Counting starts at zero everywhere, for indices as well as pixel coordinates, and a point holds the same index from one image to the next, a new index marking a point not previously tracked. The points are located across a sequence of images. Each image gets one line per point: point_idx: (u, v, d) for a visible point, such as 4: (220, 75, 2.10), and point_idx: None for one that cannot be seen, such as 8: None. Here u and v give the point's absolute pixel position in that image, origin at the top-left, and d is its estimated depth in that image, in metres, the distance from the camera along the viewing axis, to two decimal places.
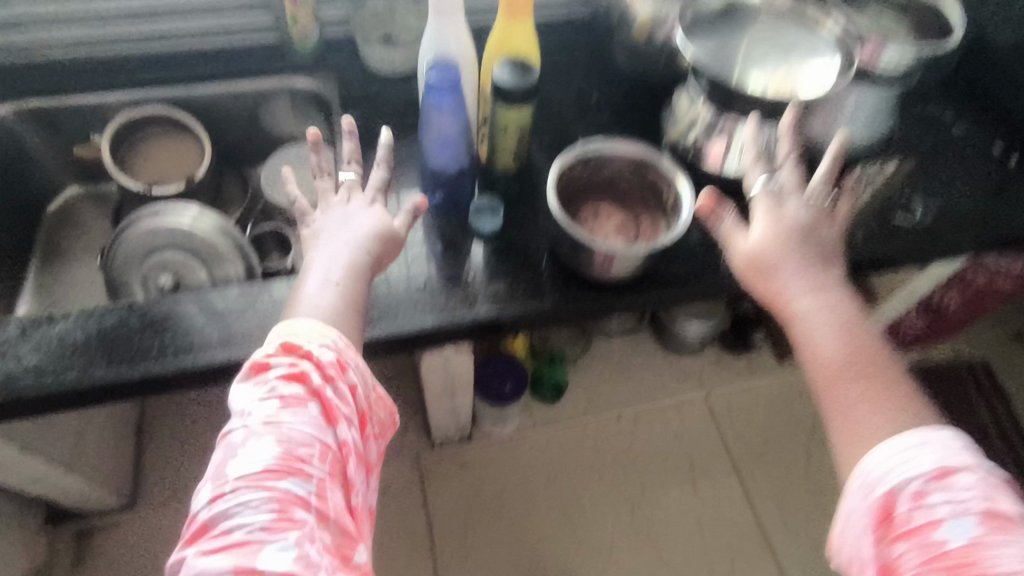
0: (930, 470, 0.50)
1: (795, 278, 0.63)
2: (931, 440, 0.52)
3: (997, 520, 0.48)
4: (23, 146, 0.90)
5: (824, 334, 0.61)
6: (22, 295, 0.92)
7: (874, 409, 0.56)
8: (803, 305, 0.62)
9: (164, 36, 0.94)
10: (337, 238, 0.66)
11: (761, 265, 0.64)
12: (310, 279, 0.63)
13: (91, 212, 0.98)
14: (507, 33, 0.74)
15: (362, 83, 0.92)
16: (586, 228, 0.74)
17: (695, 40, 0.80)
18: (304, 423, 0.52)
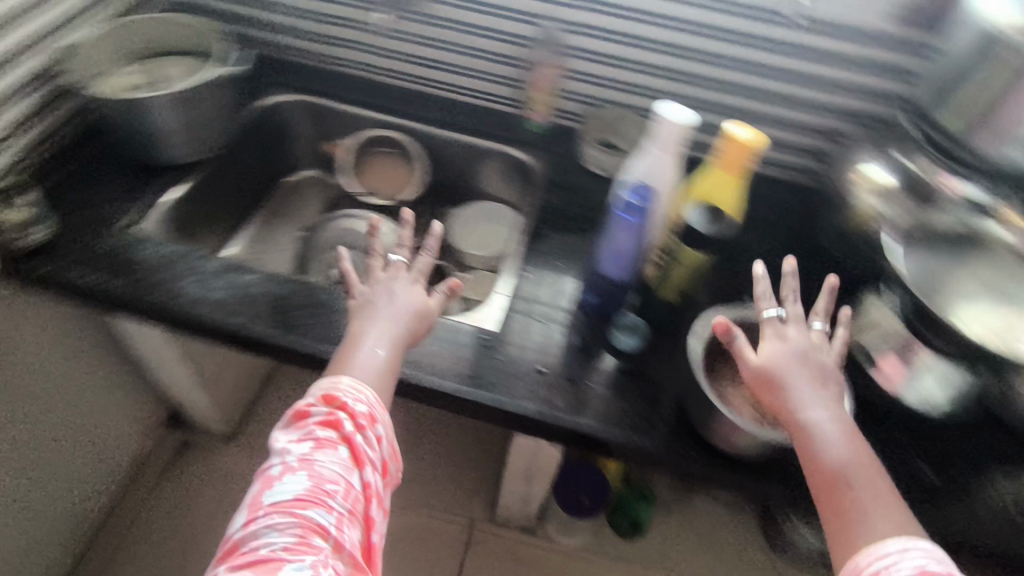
0: (909, 572, 0.48)
1: (804, 394, 0.59)
2: (910, 542, 0.50)
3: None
4: (292, 128, 1.09)
5: (828, 448, 0.57)
6: (237, 237, 1.08)
7: (871, 523, 0.52)
8: (816, 420, 0.58)
9: (423, 80, 1.06)
10: (380, 308, 0.70)
11: (766, 377, 0.61)
12: (357, 341, 0.67)
13: (314, 195, 1.15)
14: (715, 186, 0.74)
15: (569, 173, 0.98)
16: (721, 389, 0.71)
17: (911, 253, 0.75)
18: (334, 463, 0.55)
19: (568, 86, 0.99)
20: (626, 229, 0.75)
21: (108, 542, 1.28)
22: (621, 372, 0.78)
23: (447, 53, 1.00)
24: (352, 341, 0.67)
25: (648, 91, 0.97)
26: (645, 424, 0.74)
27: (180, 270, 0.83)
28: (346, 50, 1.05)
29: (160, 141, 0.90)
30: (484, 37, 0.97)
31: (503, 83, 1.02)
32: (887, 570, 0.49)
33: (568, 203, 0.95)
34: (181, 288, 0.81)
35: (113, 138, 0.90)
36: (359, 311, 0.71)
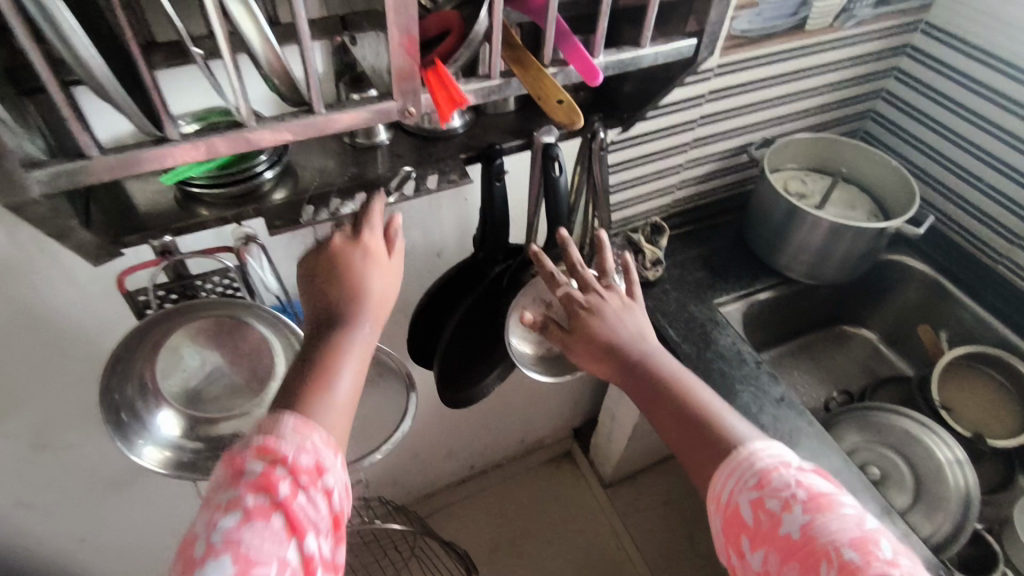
0: (751, 479, 0.47)
1: (598, 330, 0.57)
2: (753, 445, 0.49)
3: (822, 506, 0.44)
4: (897, 288, 0.99)
5: (653, 398, 0.55)
6: (770, 350, 1.04)
7: (706, 440, 0.51)
8: (620, 339, 0.57)
9: None
10: (334, 302, 0.48)
11: (590, 343, 0.57)
12: (331, 357, 0.46)
13: (861, 358, 1.05)
14: None
15: None
16: None
17: None
18: (268, 538, 0.38)
19: None
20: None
21: (478, 489, 1.44)
22: None
23: None
24: (327, 359, 0.46)
25: None
26: None
27: (742, 369, 0.79)
28: None
29: (790, 251, 0.90)
30: None
31: None
32: (736, 481, 0.48)
33: None
34: (737, 391, 0.77)
35: (752, 222, 0.94)
36: (324, 318, 0.48)
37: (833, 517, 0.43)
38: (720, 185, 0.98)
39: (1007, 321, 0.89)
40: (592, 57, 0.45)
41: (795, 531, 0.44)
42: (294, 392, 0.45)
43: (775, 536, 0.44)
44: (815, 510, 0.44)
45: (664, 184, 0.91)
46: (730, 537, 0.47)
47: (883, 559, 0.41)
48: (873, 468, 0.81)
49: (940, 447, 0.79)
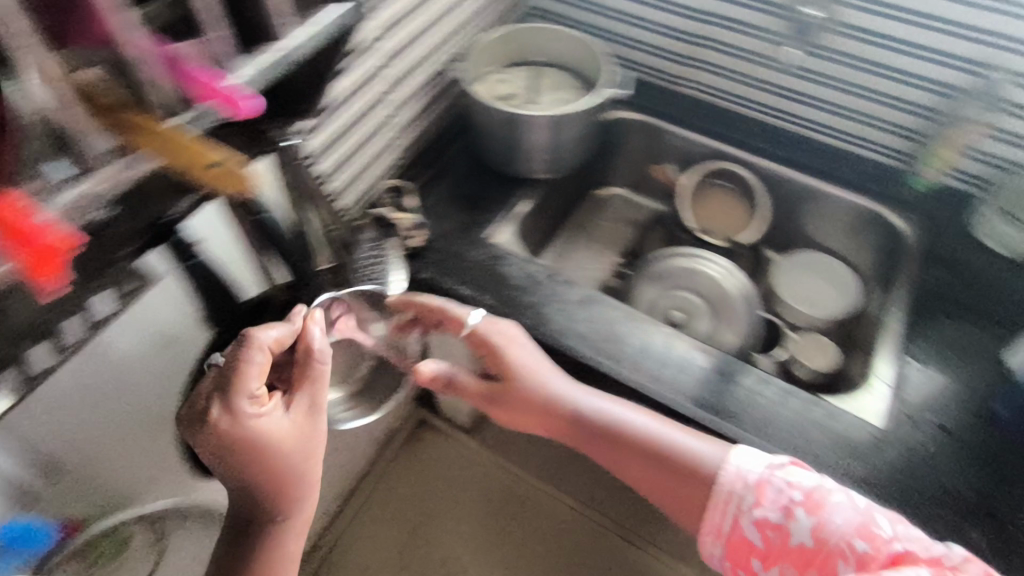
0: (750, 499, 0.58)
1: (546, 399, 0.68)
2: (730, 462, 0.61)
3: (817, 503, 0.55)
4: (622, 142, 1.06)
5: (608, 438, 0.67)
6: (549, 247, 1.06)
7: (678, 471, 0.64)
8: (554, 396, 0.68)
9: (789, 118, 0.97)
10: (270, 485, 0.57)
11: (530, 402, 0.69)
12: (276, 541, 0.59)
13: (621, 213, 1.12)
14: None
15: (955, 245, 0.87)
16: None
17: None
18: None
19: (981, 145, 0.85)
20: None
21: (357, 506, 1.36)
22: None
23: (840, 94, 0.90)
24: (276, 543, 0.59)
25: None
26: None
27: (542, 290, 0.79)
28: (712, 74, 0.98)
29: (528, 155, 0.89)
30: (903, 83, 0.85)
31: (897, 133, 0.90)
32: (734, 506, 0.60)
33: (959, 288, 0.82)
34: (547, 313, 0.77)
35: (481, 142, 0.90)
36: (247, 518, 0.59)
37: (831, 511, 0.55)
38: (435, 115, 0.92)
39: (712, 134, 1.00)
40: (228, 79, 0.36)
41: (806, 539, 0.55)
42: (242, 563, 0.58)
43: (790, 547, 0.56)
44: (816, 510, 0.55)
45: (383, 141, 0.82)
46: (744, 557, 0.59)
47: (886, 539, 0.53)
48: (676, 311, 0.89)
49: (717, 270, 0.88)
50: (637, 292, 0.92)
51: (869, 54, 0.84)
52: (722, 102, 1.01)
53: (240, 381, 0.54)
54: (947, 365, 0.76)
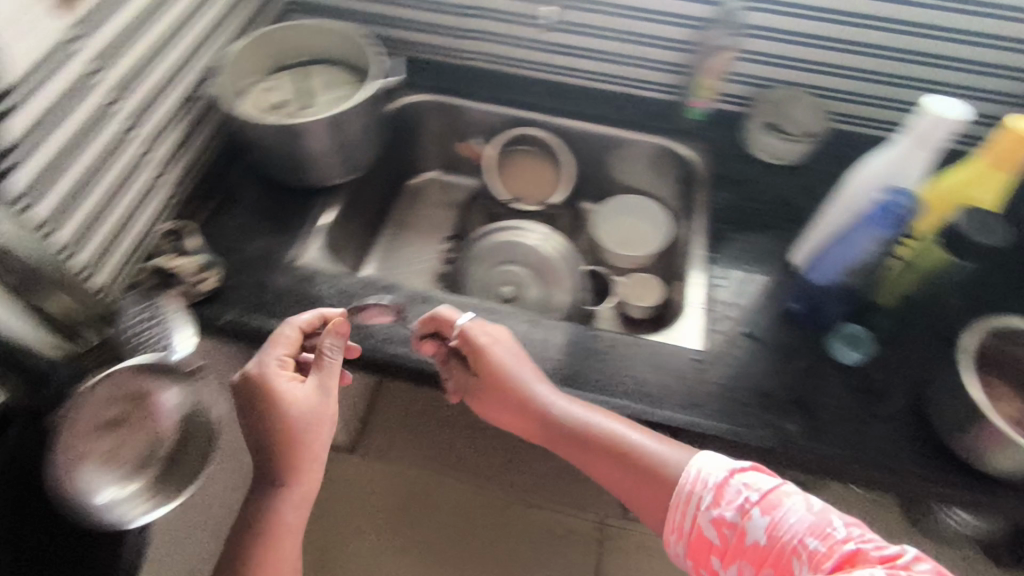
0: (709, 498, 0.59)
1: (526, 396, 0.68)
2: (690, 465, 0.61)
3: (772, 504, 0.56)
4: (419, 127, 1.03)
5: (577, 441, 0.66)
6: (375, 248, 1.04)
7: (654, 479, 0.63)
8: (524, 392, 0.68)
9: (572, 73, 0.99)
10: (286, 445, 0.63)
11: (493, 388, 0.71)
12: (280, 517, 0.64)
13: (440, 197, 1.11)
14: (968, 184, 0.63)
15: (737, 163, 0.93)
16: None
17: None
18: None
19: (738, 68, 0.91)
20: (856, 230, 0.67)
21: None
22: (849, 386, 0.71)
23: (607, 43, 0.93)
24: (279, 523, 0.64)
25: (832, 68, 0.89)
26: (898, 437, 0.68)
27: (360, 301, 0.76)
28: (487, 43, 0.98)
29: (314, 163, 0.83)
30: (655, 23, 0.89)
31: (666, 70, 0.95)
32: (694, 506, 0.60)
33: (746, 203, 0.89)
34: (369, 324, 0.74)
35: (260, 159, 0.83)
36: (260, 481, 0.65)
37: (783, 511, 0.55)
38: (203, 140, 0.84)
39: (502, 101, 1.00)
40: None
41: (760, 538, 0.55)
42: (250, 516, 0.64)
43: (745, 546, 0.56)
44: (770, 510, 0.56)
45: (143, 182, 0.73)
46: (702, 556, 0.59)
47: (840, 539, 0.53)
48: (506, 286, 0.89)
49: (531, 240, 0.90)
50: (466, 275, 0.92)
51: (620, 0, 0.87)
52: (508, 68, 1.01)
53: (271, 345, 0.66)
54: (747, 275, 0.82)
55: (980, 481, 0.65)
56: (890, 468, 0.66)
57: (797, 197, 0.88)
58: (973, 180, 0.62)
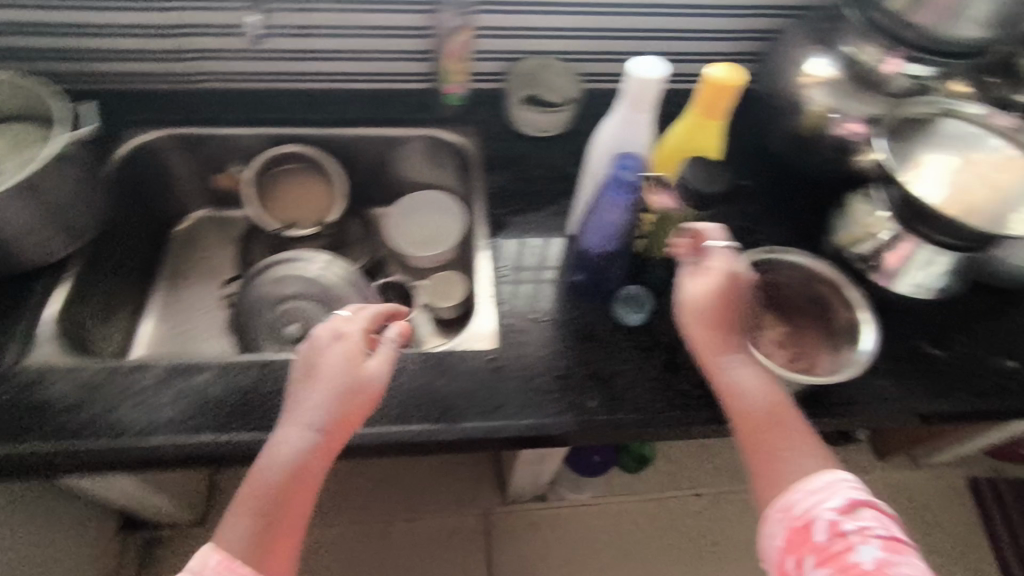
0: (841, 504, 0.50)
1: (716, 336, 0.59)
2: (838, 473, 0.52)
3: (896, 545, 0.47)
4: (164, 167, 0.92)
5: (748, 384, 0.57)
6: (150, 307, 0.94)
7: (806, 453, 0.54)
8: (712, 290, 0.58)
9: (318, 76, 0.92)
10: (336, 413, 0.55)
11: (699, 319, 0.59)
12: (294, 490, 0.53)
13: (215, 236, 1.01)
14: (691, 136, 0.65)
15: (506, 142, 0.91)
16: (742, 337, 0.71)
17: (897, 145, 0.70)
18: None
19: (482, 45, 0.89)
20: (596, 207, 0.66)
21: None
22: (638, 348, 0.73)
23: (343, 40, 0.87)
24: (285, 492, 0.53)
25: (571, 31, 0.88)
26: (688, 387, 0.71)
27: (107, 394, 0.66)
28: (213, 61, 0.89)
29: (18, 242, 0.70)
30: (385, 12, 0.83)
31: (413, 58, 0.90)
32: (823, 497, 0.50)
33: (519, 181, 0.87)
34: (123, 417, 0.64)
35: None
36: (300, 437, 0.54)
37: (904, 558, 0.47)
38: None
39: (249, 121, 0.91)
40: None
41: (865, 562, 0.46)
42: (262, 481, 0.53)
43: (846, 564, 0.46)
44: (895, 551, 0.47)
45: None
46: (793, 547, 0.49)
47: None
48: (292, 324, 0.81)
49: (310, 271, 0.82)
50: (248, 322, 0.83)
51: None
52: (247, 83, 0.92)
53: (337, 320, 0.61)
54: (529, 256, 0.81)
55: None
56: (685, 421, 0.69)
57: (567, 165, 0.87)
58: (693, 132, 0.64)
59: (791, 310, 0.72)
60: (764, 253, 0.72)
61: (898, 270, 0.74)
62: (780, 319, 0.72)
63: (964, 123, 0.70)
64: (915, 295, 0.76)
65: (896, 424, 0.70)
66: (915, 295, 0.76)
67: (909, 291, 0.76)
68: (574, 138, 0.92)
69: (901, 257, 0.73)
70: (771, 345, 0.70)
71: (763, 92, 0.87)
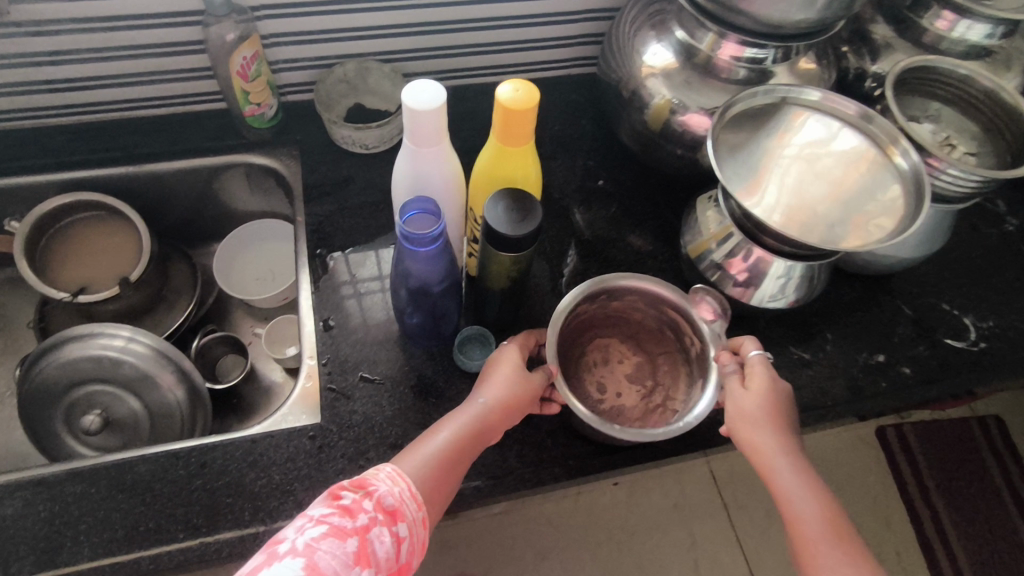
0: None
1: (786, 446, 0.53)
2: None
3: None
4: None
5: (798, 492, 0.51)
6: None
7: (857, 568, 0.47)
8: (768, 392, 0.55)
9: (95, 107, 0.77)
10: (497, 401, 0.54)
11: (778, 416, 0.54)
12: (446, 444, 0.51)
13: (11, 301, 0.86)
14: (497, 166, 0.55)
15: (331, 163, 0.79)
16: (589, 376, 0.66)
17: (736, 141, 0.63)
18: (334, 563, 0.41)
19: (284, 53, 0.76)
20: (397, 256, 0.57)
21: None
22: None
23: (105, 63, 0.72)
24: (451, 440, 0.52)
25: (385, 28, 0.76)
26: (541, 435, 0.63)
27: None
28: None
29: None
30: (147, 28, 0.69)
31: (205, 75, 0.76)
32: None
33: (347, 209, 0.76)
34: None
35: None
36: (470, 403, 0.54)
37: None
38: None
39: (14, 169, 0.76)
40: None
41: None
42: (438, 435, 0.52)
43: None
44: None
45: None
46: None
47: None
48: (90, 414, 0.69)
49: (101, 351, 0.70)
50: (37, 416, 0.69)
51: (82, 10, 0.66)
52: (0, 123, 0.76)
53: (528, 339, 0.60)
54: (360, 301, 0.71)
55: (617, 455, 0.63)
56: (540, 477, 0.61)
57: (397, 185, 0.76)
58: (498, 160, 0.55)
59: (645, 338, 0.68)
60: (605, 279, 0.62)
61: (752, 280, 0.66)
62: (633, 351, 0.68)
63: (806, 112, 0.64)
64: (776, 306, 0.67)
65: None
66: (776, 305, 0.67)
67: (770, 301, 0.67)
68: None
69: (751, 267, 0.65)
70: (624, 383, 0.66)
71: (608, 81, 0.79)
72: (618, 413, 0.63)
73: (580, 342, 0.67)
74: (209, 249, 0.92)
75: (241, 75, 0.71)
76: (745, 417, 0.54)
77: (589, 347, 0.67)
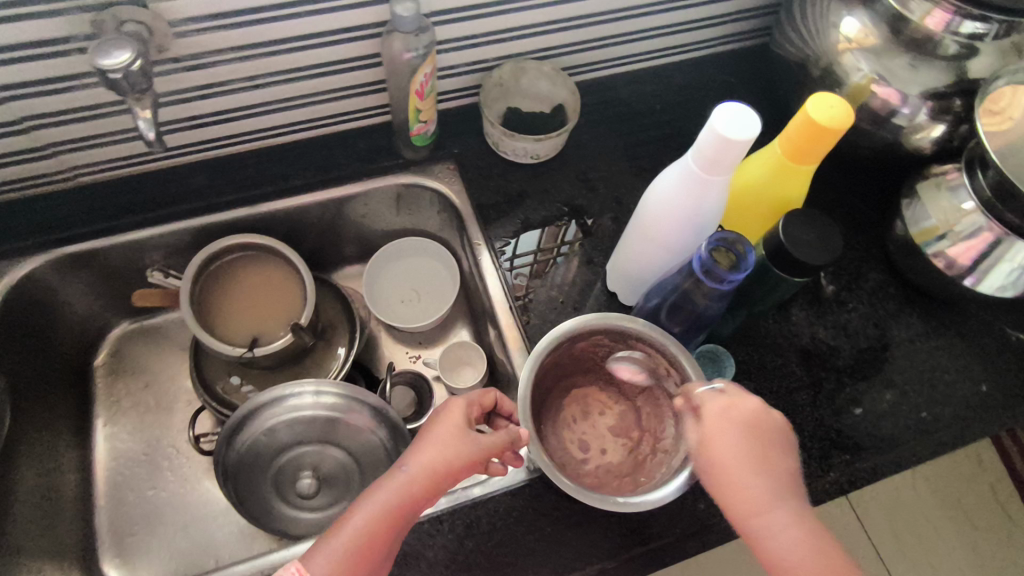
0: None
1: (762, 478, 0.45)
2: None
3: None
4: (62, 296, 0.69)
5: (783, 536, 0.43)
6: (96, 467, 0.73)
7: None
8: (725, 425, 0.48)
9: (238, 137, 0.70)
10: (429, 464, 0.49)
11: (745, 444, 0.47)
12: (366, 516, 0.47)
13: (152, 353, 0.80)
14: (778, 180, 0.53)
15: (498, 175, 0.74)
16: (565, 436, 0.58)
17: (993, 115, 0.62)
18: None
19: (446, 60, 0.69)
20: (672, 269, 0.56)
21: None
22: None
23: (258, 91, 0.64)
24: (373, 510, 0.47)
25: (550, 24, 0.70)
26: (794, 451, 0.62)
27: None
28: (90, 150, 0.64)
29: None
30: (316, 48, 0.61)
31: (361, 92, 0.69)
32: None
33: (529, 225, 0.71)
34: None
35: None
36: (395, 467, 0.49)
37: None
38: None
39: (160, 216, 0.68)
40: None
41: None
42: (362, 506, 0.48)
43: None
44: None
45: None
46: None
47: None
48: (302, 477, 0.66)
49: (293, 414, 0.65)
50: (246, 491, 0.65)
51: (245, 38, 0.58)
52: (136, 164, 0.68)
53: (469, 395, 0.55)
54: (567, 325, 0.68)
55: (872, 459, 0.63)
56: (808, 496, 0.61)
57: (622, 184, 0.73)
58: (781, 174, 0.52)
59: (619, 379, 0.61)
60: (571, 325, 0.56)
61: (982, 265, 0.63)
62: (610, 395, 0.61)
63: None
64: (1000, 297, 0.64)
65: (1000, 432, 0.66)
66: (1000, 296, 0.64)
67: (994, 292, 0.64)
68: (575, 155, 0.75)
69: (984, 252, 0.62)
70: (608, 436, 0.59)
71: (789, 63, 0.74)
72: (607, 472, 0.56)
73: (554, 396, 0.60)
74: (346, 273, 0.86)
75: (419, 94, 0.63)
76: (710, 452, 0.47)
77: (565, 400, 0.60)
